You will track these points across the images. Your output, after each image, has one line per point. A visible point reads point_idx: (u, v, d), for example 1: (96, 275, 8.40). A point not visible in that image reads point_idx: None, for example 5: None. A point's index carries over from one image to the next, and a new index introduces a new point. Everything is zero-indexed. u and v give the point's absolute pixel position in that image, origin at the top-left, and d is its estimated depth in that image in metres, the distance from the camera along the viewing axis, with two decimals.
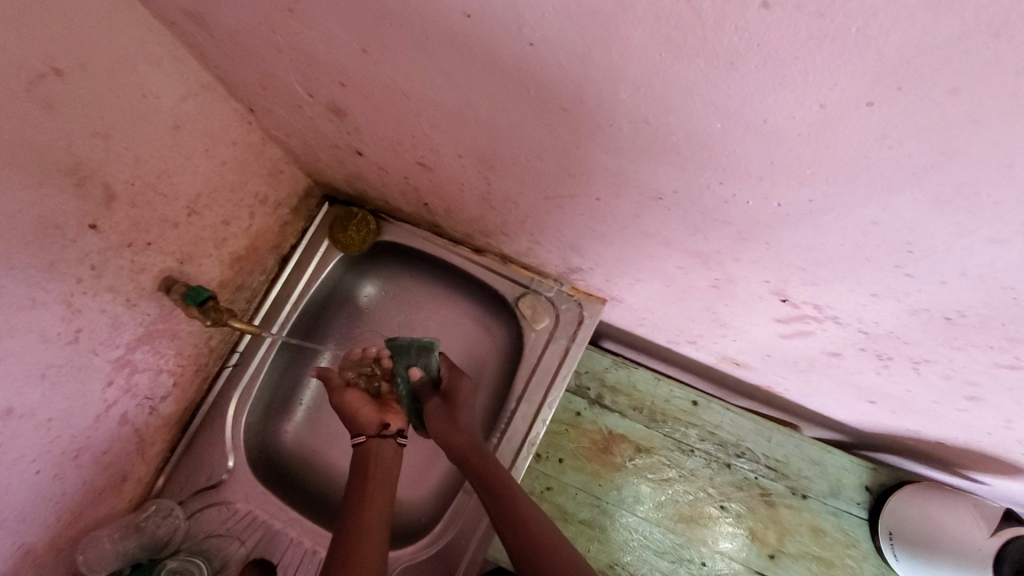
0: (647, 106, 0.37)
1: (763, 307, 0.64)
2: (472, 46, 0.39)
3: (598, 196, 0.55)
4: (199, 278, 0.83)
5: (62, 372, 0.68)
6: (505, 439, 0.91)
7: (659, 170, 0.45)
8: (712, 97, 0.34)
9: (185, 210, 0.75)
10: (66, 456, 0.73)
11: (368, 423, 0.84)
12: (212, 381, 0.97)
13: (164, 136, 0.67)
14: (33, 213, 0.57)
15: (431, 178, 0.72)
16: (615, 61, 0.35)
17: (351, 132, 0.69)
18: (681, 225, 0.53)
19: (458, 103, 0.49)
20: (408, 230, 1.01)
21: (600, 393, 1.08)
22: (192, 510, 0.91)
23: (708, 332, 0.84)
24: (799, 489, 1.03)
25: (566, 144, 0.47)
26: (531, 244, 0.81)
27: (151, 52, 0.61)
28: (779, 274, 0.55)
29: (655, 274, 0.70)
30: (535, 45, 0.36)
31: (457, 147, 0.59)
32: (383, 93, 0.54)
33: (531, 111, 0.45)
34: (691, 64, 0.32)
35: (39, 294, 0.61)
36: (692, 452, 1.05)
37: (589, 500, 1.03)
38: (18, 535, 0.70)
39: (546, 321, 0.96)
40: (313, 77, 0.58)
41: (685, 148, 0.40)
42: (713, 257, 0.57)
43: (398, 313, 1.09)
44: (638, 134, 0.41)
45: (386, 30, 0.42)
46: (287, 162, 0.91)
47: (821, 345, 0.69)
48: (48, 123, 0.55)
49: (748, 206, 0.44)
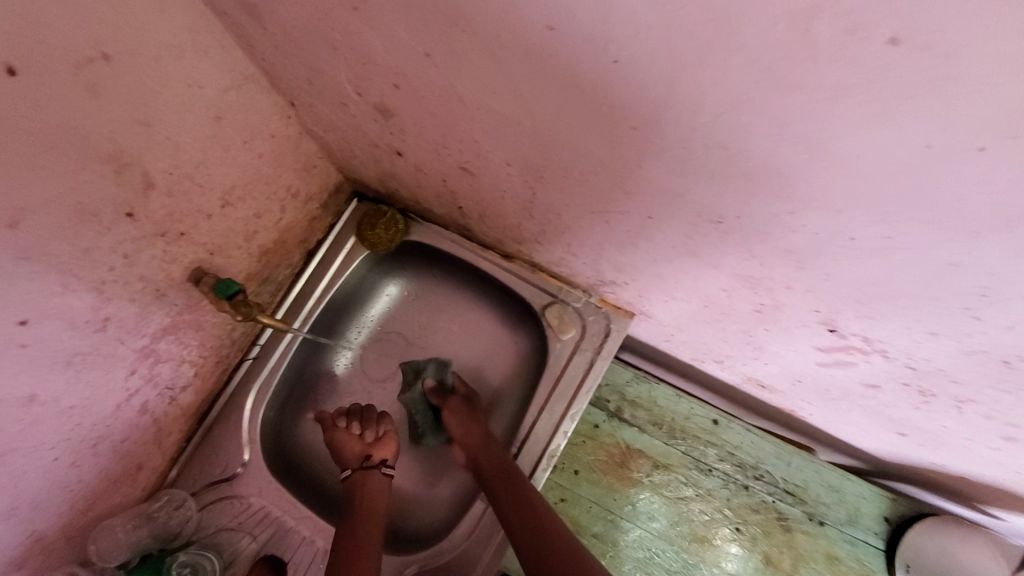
0: (730, 133, 0.36)
1: (807, 335, 0.63)
2: (549, 59, 0.38)
3: (651, 215, 0.54)
4: (227, 270, 0.82)
5: (88, 360, 0.67)
6: (525, 449, 0.90)
7: (725, 196, 0.44)
8: (803, 130, 0.33)
9: (219, 202, 0.74)
10: (84, 444, 0.72)
11: (352, 460, 0.87)
12: (233, 372, 0.96)
13: (205, 126, 0.66)
14: (72, 199, 0.56)
15: (472, 183, 0.71)
16: (705, 86, 0.33)
17: (394, 132, 0.68)
18: (736, 250, 0.51)
19: (519, 115, 0.48)
20: (436, 231, 1.00)
21: (619, 407, 1.07)
22: (204, 502, 0.90)
23: (738, 353, 0.83)
24: (816, 516, 1.01)
25: (628, 162, 0.46)
26: (565, 254, 0.80)
27: (200, 41, 0.60)
28: (832, 306, 0.53)
29: (694, 294, 0.68)
30: (619, 63, 0.35)
31: (507, 156, 0.58)
32: (438, 98, 0.53)
33: (597, 128, 0.43)
34: (792, 94, 0.31)
35: (72, 282, 0.60)
36: (709, 471, 1.04)
37: (603, 514, 1.03)
38: (32, 522, 0.69)
39: (572, 331, 0.94)
40: (365, 76, 0.57)
41: (761, 175, 0.39)
42: (764, 283, 0.55)
43: (420, 314, 1.08)
44: (712, 159, 0.40)
45: (457, 36, 0.41)
46: (320, 157, 0.90)
47: (861, 377, 0.67)
48: (94, 109, 0.54)
49: (817, 238, 0.43)
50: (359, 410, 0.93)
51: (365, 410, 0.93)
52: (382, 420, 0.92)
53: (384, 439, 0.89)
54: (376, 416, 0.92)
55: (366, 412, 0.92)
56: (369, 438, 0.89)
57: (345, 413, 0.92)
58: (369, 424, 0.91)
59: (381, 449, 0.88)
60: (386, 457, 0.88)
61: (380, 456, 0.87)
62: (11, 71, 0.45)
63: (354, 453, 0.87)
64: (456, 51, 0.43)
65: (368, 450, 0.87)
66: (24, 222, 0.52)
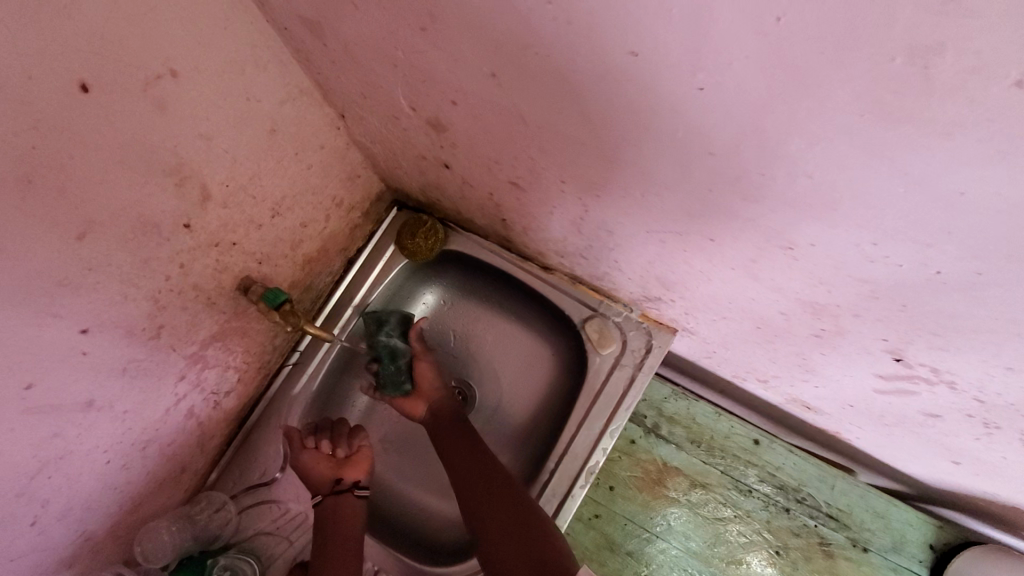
0: (819, 164, 0.35)
1: (868, 362, 0.61)
2: (624, 83, 0.38)
3: (714, 238, 0.52)
4: (274, 279, 0.83)
5: (141, 366, 0.68)
6: (563, 464, 0.89)
7: (801, 223, 0.42)
8: (901, 163, 0.32)
9: (269, 212, 0.75)
10: (135, 447, 0.73)
11: (322, 483, 0.85)
12: (272, 378, 0.95)
13: (260, 139, 0.67)
14: (135, 211, 0.57)
15: (520, 198, 0.70)
16: (800, 116, 0.32)
17: (445, 146, 0.67)
18: (803, 277, 0.50)
19: (583, 135, 0.47)
20: (476, 241, 0.99)
21: (657, 423, 1.05)
22: (243, 505, 0.90)
23: (787, 375, 0.81)
24: (860, 542, 0.98)
25: (698, 186, 0.45)
26: (610, 269, 0.79)
27: (260, 56, 0.61)
28: (902, 335, 0.51)
29: (749, 316, 0.66)
30: (705, 90, 0.34)
31: (563, 174, 0.57)
32: (497, 116, 0.53)
33: (667, 152, 0.43)
34: (900, 129, 0.29)
35: (131, 291, 0.61)
36: (750, 493, 1.01)
37: (638, 531, 1.01)
38: (82, 523, 0.70)
39: (613, 346, 0.93)
40: (422, 93, 0.57)
41: (846, 207, 0.37)
42: (829, 309, 0.54)
43: (455, 323, 1.08)
44: (794, 188, 0.39)
45: (529, 58, 0.41)
46: (365, 167, 0.91)
47: (923, 406, 0.65)
48: (160, 124, 0.55)
49: (899, 269, 0.41)
50: (328, 427, 0.92)
51: (334, 427, 0.92)
52: (355, 435, 0.92)
53: (354, 458, 0.89)
54: (347, 432, 0.92)
55: (336, 428, 0.92)
56: (339, 458, 0.88)
57: (314, 431, 0.91)
58: (340, 441, 0.90)
59: (351, 469, 0.87)
60: (356, 477, 0.87)
61: (351, 477, 0.87)
62: (84, 87, 0.47)
63: (324, 477, 0.85)
64: (524, 72, 0.43)
65: (338, 473, 0.86)
66: (90, 234, 0.53)
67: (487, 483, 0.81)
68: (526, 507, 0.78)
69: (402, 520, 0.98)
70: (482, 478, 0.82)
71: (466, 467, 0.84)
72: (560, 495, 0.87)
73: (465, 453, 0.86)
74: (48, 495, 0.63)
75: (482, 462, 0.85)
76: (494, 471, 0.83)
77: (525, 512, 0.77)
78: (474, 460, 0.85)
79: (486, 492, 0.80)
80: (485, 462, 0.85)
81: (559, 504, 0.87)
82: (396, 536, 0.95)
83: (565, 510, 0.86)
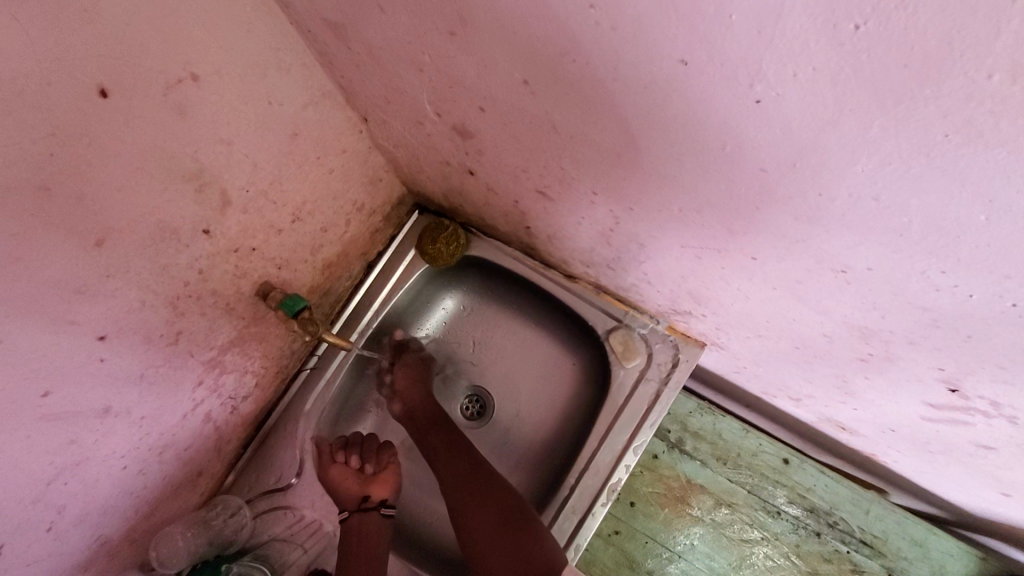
0: (887, 183, 0.32)
1: (917, 390, 0.57)
2: (671, 93, 0.36)
3: (756, 256, 0.49)
4: (293, 284, 0.82)
5: (159, 372, 0.67)
6: (583, 481, 0.86)
7: (860, 245, 0.39)
8: (989, 189, 0.29)
9: (289, 217, 0.74)
10: (152, 453, 0.72)
11: (349, 500, 0.84)
12: (290, 383, 0.94)
13: (281, 143, 0.66)
14: (154, 218, 0.55)
15: (547, 206, 0.68)
16: (873, 133, 0.30)
17: (470, 153, 0.65)
18: (855, 301, 0.47)
19: (621, 147, 0.45)
20: (498, 247, 0.96)
21: (681, 438, 1.02)
22: (258, 510, 0.88)
23: (823, 396, 0.76)
24: (895, 571, 0.94)
25: (744, 203, 0.42)
26: (638, 281, 0.76)
27: (283, 59, 0.60)
28: (962, 366, 0.47)
29: (787, 335, 0.63)
30: (762, 103, 0.32)
31: (595, 185, 0.54)
32: (527, 124, 0.50)
33: (712, 166, 0.40)
34: (990, 154, 0.27)
35: (149, 297, 0.60)
36: (778, 514, 0.97)
37: (659, 550, 0.98)
38: (98, 528, 0.70)
39: (638, 359, 0.90)
40: (448, 98, 0.55)
41: (915, 232, 0.35)
42: (879, 334, 0.50)
43: (474, 330, 1.05)
44: (857, 209, 0.36)
45: (566, 65, 0.39)
46: (387, 170, 0.89)
47: (976, 438, 0.60)
48: (179, 129, 0.53)
49: (970, 299, 0.38)
50: (358, 441, 0.91)
51: (364, 441, 0.91)
52: (383, 451, 0.90)
53: (381, 475, 0.87)
54: (376, 448, 0.91)
55: (367, 443, 0.91)
56: (366, 475, 0.87)
57: (344, 446, 0.90)
58: (369, 456, 0.89)
59: (377, 487, 0.86)
60: (383, 495, 0.85)
61: (378, 495, 0.85)
62: (103, 93, 0.46)
63: (351, 493, 0.84)
64: (561, 80, 0.41)
65: (365, 490, 0.85)
66: (109, 241, 0.52)
67: (481, 496, 0.80)
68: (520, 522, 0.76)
69: (418, 530, 0.97)
70: (475, 492, 0.81)
71: (459, 481, 0.82)
72: (580, 512, 0.85)
73: (458, 465, 0.85)
74: (65, 501, 0.62)
75: (475, 475, 0.83)
76: (488, 485, 0.81)
77: (518, 528, 0.75)
78: (467, 472, 0.83)
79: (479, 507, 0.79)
80: (479, 475, 0.83)
81: (578, 522, 0.84)
82: (411, 546, 0.94)
83: (585, 528, 0.84)
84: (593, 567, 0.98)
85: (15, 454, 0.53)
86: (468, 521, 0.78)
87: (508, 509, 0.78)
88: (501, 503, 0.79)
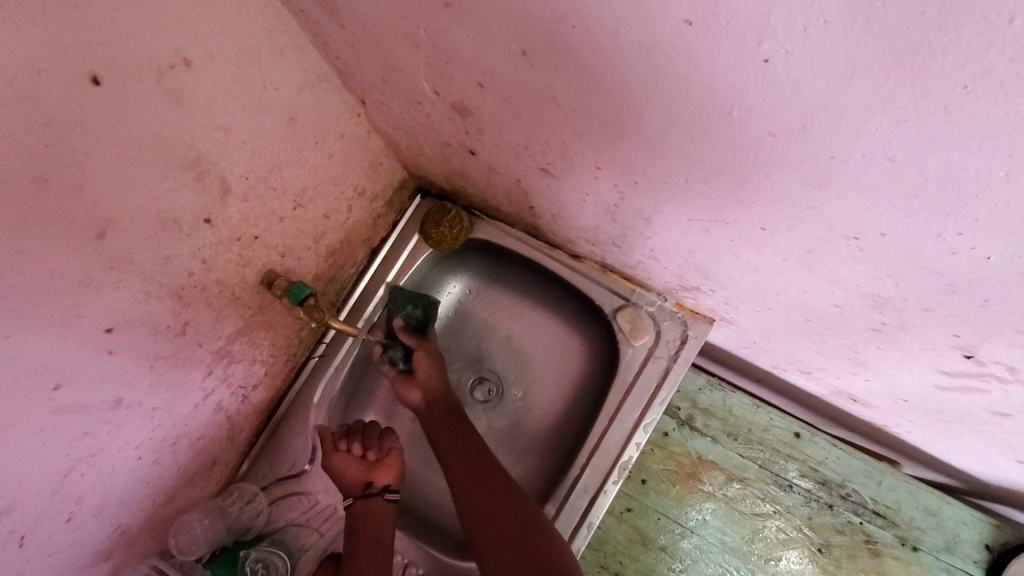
0: (903, 144, 0.31)
1: (931, 357, 0.56)
2: (676, 57, 0.34)
3: (765, 226, 0.48)
4: (297, 271, 0.81)
5: (168, 363, 0.67)
6: (593, 459, 0.87)
7: (873, 210, 0.38)
8: (1008, 144, 0.28)
9: (291, 204, 0.73)
10: (165, 443, 0.73)
11: (353, 486, 0.84)
12: (299, 370, 0.94)
13: (280, 128, 0.65)
14: (154, 208, 0.55)
15: (550, 184, 0.67)
16: (888, 88, 0.29)
17: (470, 132, 0.64)
18: (867, 268, 0.46)
19: (625, 118, 0.44)
20: (502, 229, 0.96)
21: (691, 415, 1.02)
22: (272, 497, 0.89)
23: (834, 367, 0.75)
24: (909, 540, 0.94)
25: (750, 169, 0.41)
26: (645, 258, 0.75)
27: (276, 42, 0.59)
28: (978, 331, 0.46)
29: (797, 307, 0.62)
30: (772, 61, 0.31)
31: (598, 159, 0.53)
32: (527, 98, 0.49)
33: (719, 134, 0.39)
34: (1012, 105, 0.26)
35: (154, 288, 0.59)
36: (790, 487, 0.97)
37: (672, 526, 0.98)
38: (117, 518, 0.70)
39: (646, 337, 0.89)
40: (446, 75, 0.54)
41: (931, 193, 0.34)
42: (893, 302, 0.49)
43: (480, 313, 1.05)
44: (868, 171, 0.35)
45: (565, 33, 0.38)
46: (387, 154, 0.88)
47: (991, 405, 0.59)
48: (175, 116, 0.53)
49: (989, 261, 0.37)
50: (359, 429, 0.90)
51: (365, 429, 0.91)
52: (385, 437, 0.90)
53: (384, 462, 0.87)
54: (378, 435, 0.90)
55: (368, 430, 0.91)
56: (370, 461, 0.86)
57: (346, 434, 0.89)
58: (371, 443, 0.88)
59: (381, 474, 0.86)
60: (386, 482, 0.86)
61: (382, 481, 0.85)
62: (95, 80, 0.45)
63: (355, 480, 0.84)
64: (561, 50, 0.40)
65: (369, 476, 0.84)
66: (110, 232, 0.52)
67: (510, 525, 0.74)
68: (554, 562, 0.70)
69: (432, 513, 0.97)
70: (503, 520, 0.75)
71: (485, 502, 0.77)
72: (592, 490, 0.85)
73: (485, 483, 0.79)
74: (82, 492, 0.63)
75: (506, 498, 0.77)
76: (520, 514, 0.75)
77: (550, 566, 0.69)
78: (495, 494, 0.78)
79: (508, 536, 0.73)
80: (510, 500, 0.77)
81: (590, 500, 0.85)
82: (426, 528, 0.95)
83: (597, 507, 0.84)
84: (606, 544, 0.98)
85: (30, 446, 0.54)
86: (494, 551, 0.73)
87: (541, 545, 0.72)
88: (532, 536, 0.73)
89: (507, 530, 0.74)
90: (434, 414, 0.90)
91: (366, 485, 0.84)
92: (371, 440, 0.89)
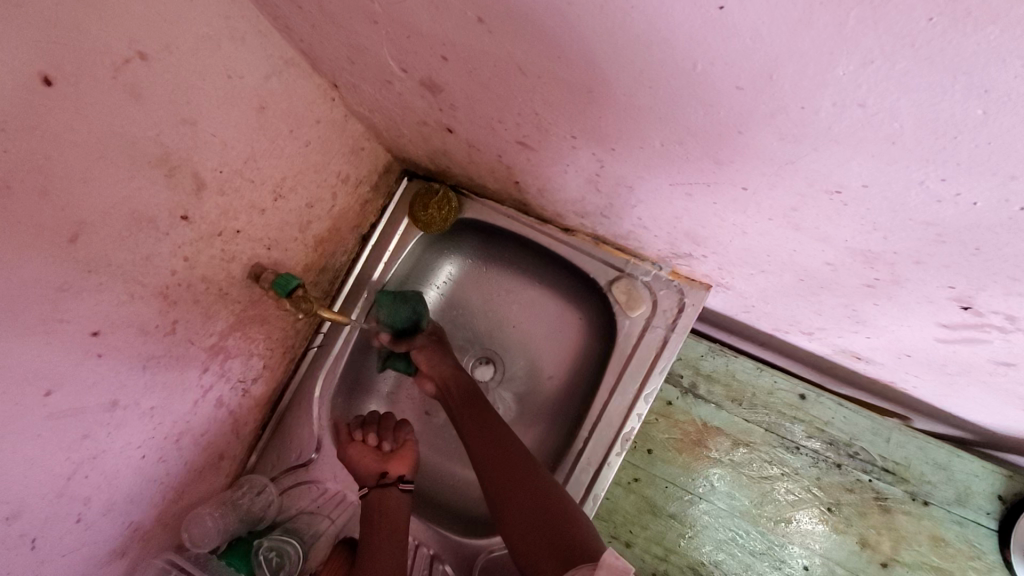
0: (872, 86, 0.29)
1: (929, 311, 0.54)
2: (630, 11, 0.33)
3: (746, 186, 0.47)
4: (285, 263, 0.81)
5: (162, 362, 0.67)
6: (596, 431, 0.87)
7: (851, 161, 0.36)
8: (983, 78, 0.26)
9: (271, 195, 0.73)
10: (168, 440, 0.73)
11: (368, 475, 0.85)
12: (300, 361, 0.94)
13: (249, 118, 0.64)
14: (128, 208, 0.54)
15: (531, 158, 0.65)
16: (850, 29, 0.27)
17: (444, 109, 0.62)
18: (854, 223, 0.44)
19: (589, 82, 0.42)
20: (489, 206, 0.94)
21: (694, 382, 1.01)
22: (283, 486, 0.90)
23: (834, 326, 0.74)
24: (920, 495, 0.93)
25: (723, 127, 0.40)
26: (634, 227, 0.73)
27: (236, 28, 0.57)
28: (974, 282, 0.44)
29: (788, 267, 0.61)
30: (727, 9, 0.29)
31: (573, 128, 0.51)
32: (493, 69, 0.47)
33: (686, 89, 0.37)
34: (982, 33, 0.24)
35: (137, 288, 0.59)
36: (797, 449, 0.97)
37: (680, 493, 0.98)
38: (129, 516, 0.71)
39: (643, 307, 0.88)
40: (410, 51, 0.52)
41: (908, 138, 0.32)
42: (884, 257, 0.48)
43: (478, 294, 1.05)
44: (841, 120, 0.33)
45: None
46: (368, 138, 0.86)
47: (994, 356, 0.58)
48: (137, 112, 0.52)
49: (976, 207, 0.35)
50: (375, 420, 0.92)
51: (381, 420, 0.92)
52: (400, 429, 0.91)
53: (398, 452, 0.88)
54: (394, 426, 0.92)
55: (384, 421, 0.92)
56: (384, 452, 0.88)
57: (362, 424, 0.92)
58: (386, 434, 0.90)
59: (395, 464, 0.87)
60: (401, 472, 0.86)
61: (396, 471, 0.86)
62: (47, 81, 0.44)
63: (371, 469, 0.85)
64: (516, 12, 0.38)
65: (383, 466, 0.85)
66: (83, 235, 0.51)
67: (543, 531, 0.69)
68: (579, 560, 0.63)
69: (443, 495, 0.99)
70: (537, 526, 0.70)
71: (517, 504, 0.73)
72: (596, 464, 0.85)
73: (518, 488, 0.74)
74: (89, 492, 0.64)
75: (538, 497, 0.73)
76: (531, 480, 0.75)
77: (569, 546, 0.66)
78: (529, 498, 0.73)
79: (540, 537, 0.69)
80: (544, 503, 0.72)
81: (595, 473, 0.85)
82: (434, 508, 0.96)
83: (601, 479, 0.84)
84: (614, 514, 0.99)
85: (29, 452, 0.54)
86: (526, 554, 0.69)
87: (572, 543, 0.66)
88: (562, 536, 0.67)
89: (540, 535, 0.69)
90: (458, 407, 0.88)
91: (382, 472, 0.85)
92: (387, 433, 0.90)
